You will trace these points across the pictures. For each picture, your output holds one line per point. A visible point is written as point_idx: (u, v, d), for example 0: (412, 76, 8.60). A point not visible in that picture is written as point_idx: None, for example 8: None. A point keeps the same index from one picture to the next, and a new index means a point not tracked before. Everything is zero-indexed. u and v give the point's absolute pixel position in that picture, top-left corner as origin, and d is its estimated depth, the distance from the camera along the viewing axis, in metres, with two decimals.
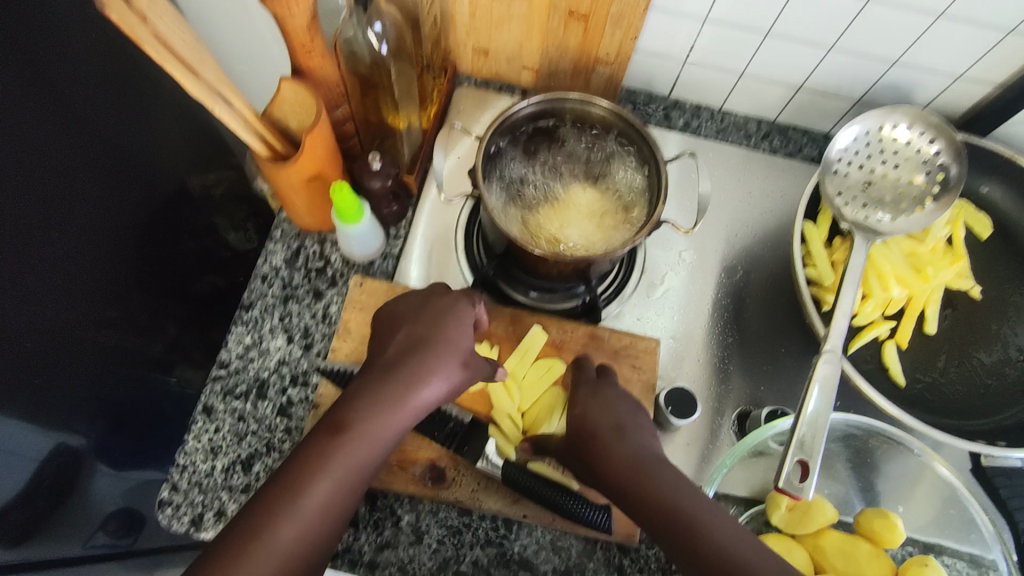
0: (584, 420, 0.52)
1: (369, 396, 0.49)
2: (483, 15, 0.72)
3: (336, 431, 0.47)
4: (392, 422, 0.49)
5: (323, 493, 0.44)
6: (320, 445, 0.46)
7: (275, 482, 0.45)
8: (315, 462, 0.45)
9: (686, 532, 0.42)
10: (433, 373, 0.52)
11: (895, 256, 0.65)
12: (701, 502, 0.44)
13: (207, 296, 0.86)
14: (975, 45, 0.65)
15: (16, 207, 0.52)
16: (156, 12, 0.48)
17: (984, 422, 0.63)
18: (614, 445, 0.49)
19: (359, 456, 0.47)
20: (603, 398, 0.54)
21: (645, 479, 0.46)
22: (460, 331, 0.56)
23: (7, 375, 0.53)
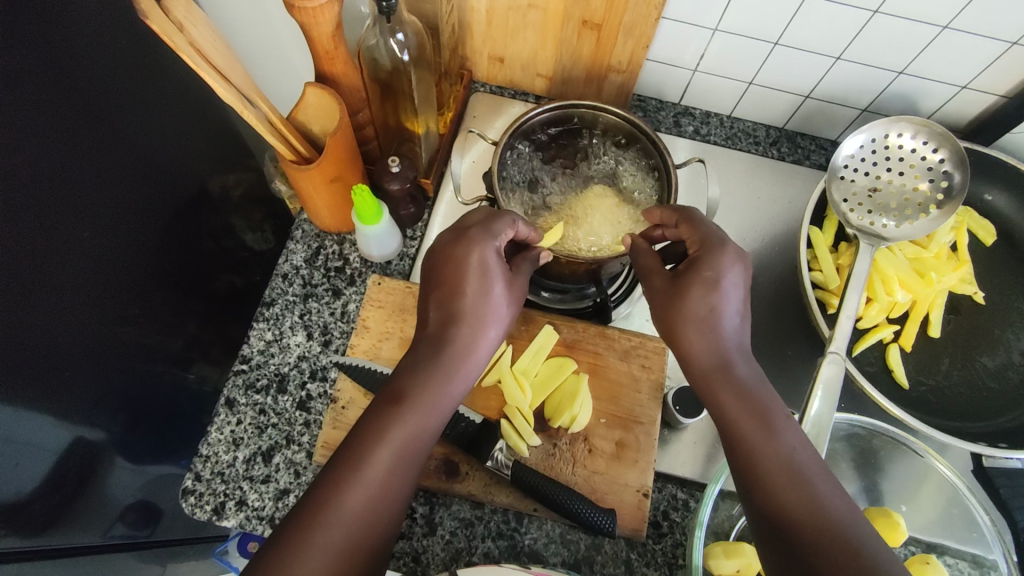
0: (679, 299, 0.52)
1: (421, 368, 0.51)
2: (500, 24, 0.74)
3: (387, 411, 0.48)
4: (447, 391, 0.51)
5: (390, 459, 0.46)
6: (380, 416, 0.48)
7: (341, 456, 0.46)
8: (378, 432, 0.47)
9: (761, 426, 0.47)
10: (484, 332, 0.53)
11: (900, 261, 0.67)
12: (778, 406, 0.49)
13: (225, 294, 0.88)
14: (979, 56, 0.67)
15: (43, 209, 0.55)
16: (191, 21, 0.51)
17: (987, 423, 0.64)
18: (704, 332, 0.51)
19: (423, 427, 0.49)
20: (710, 283, 0.51)
21: (727, 378, 0.50)
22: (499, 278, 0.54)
23: (32, 370, 0.55)
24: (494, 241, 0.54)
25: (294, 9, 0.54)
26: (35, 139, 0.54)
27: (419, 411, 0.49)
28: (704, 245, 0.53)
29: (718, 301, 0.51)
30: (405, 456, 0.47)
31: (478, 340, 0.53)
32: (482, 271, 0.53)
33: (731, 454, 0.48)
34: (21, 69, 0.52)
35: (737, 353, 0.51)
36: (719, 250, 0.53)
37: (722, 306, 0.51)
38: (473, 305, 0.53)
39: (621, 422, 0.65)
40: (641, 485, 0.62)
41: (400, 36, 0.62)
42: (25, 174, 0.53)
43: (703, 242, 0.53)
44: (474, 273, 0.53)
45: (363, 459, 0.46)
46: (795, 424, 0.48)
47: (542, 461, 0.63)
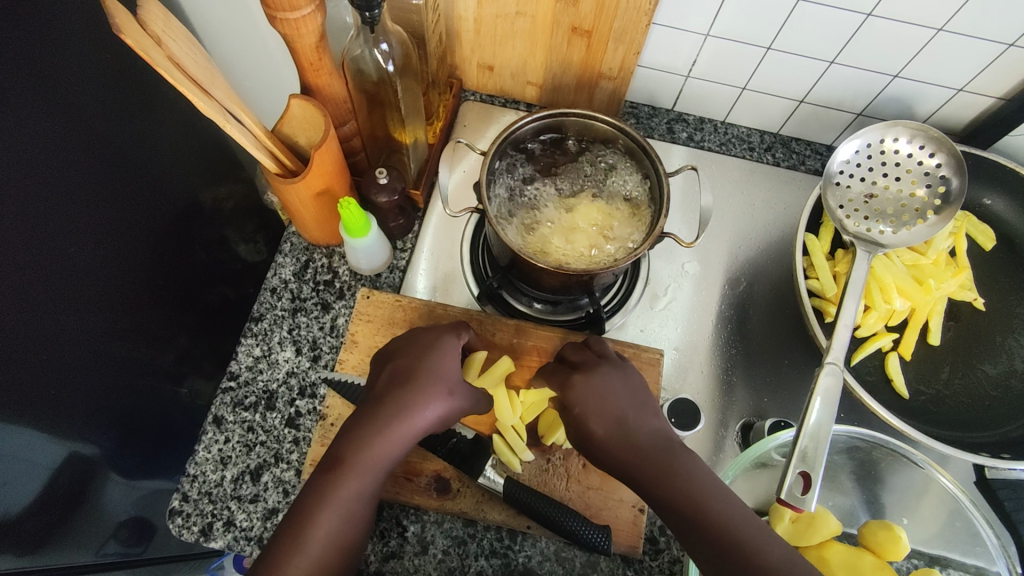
0: (586, 429, 0.54)
1: (365, 424, 0.51)
2: (489, 32, 0.73)
3: (330, 478, 0.48)
4: (386, 451, 0.50)
5: (333, 523, 0.47)
6: (321, 484, 0.48)
7: (282, 529, 0.47)
8: (318, 499, 0.47)
9: (695, 506, 0.47)
10: (426, 397, 0.53)
11: (897, 268, 0.65)
12: (707, 484, 0.48)
13: (217, 307, 0.87)
14: (975, 58, 0.66)
15: (31, 224, 0.54)
16: (170, 35, 0.50)
17: (990, 433, 0.62)
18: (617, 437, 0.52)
19: (364, 493, 0.49)
20: (598, 385, 0.55)
21: (668, 462, 0.50)
22: (451, 363, 0.56)
23: (24, 387, 0.54)
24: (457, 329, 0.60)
25: (275, 20, 0.53)
26: (20, 152, 0.52)
27: (358, 473, 0.49)
28: (585, 363, 0.58)
29: (616, 411, 0.54)
30: (345, 518, 0.48)
31: (423, 402, 0.52)
32: (429, 346, 0.57)
33: (678, 531, 0.47)
34: (9, 81, 0.51)
35: (666, 448, 0.51)
36: (597, 365, 0.58)
37: (612, 402, 0.54)
38: (424, 378, 0.54)
39: None
40: (636, 501, 0.61)
41: (385, 46, 0.61)
42: (12, 188, 0.52)
43: (584, 363, 0.58)
44: (432, 347, 0.57)
45: (305, 529, 0.46)
46: (727, 495, 0.48)
47: (534, 477, 0.62)
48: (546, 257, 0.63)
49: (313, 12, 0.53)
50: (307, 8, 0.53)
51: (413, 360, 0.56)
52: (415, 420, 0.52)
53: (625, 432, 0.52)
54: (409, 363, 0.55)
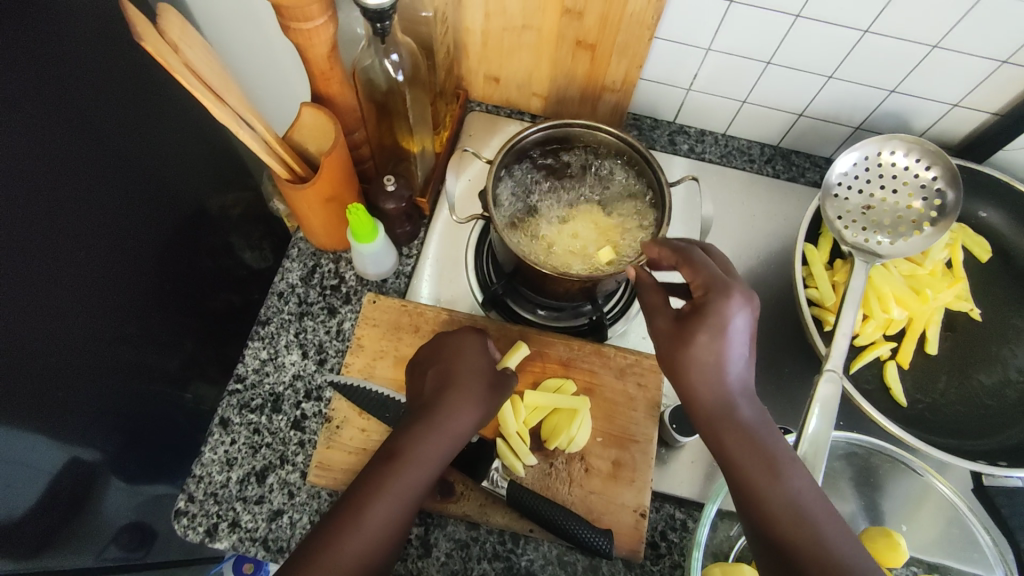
0: (692, 379, 0.49)
1: (415, 425, 0.54)
2: (495, 45, 0.75)
3: (377, 478, 0.50)
4: (434, 448, 0.52)
5: (385, 513, 0.49)
6: (377, 473, 0.50)
7: (340, 509, 0.48)
8: (375, 488, 0.49)
9: (768, 471, 0.46)
10: (462, 404, 0.55)
11: (895, 278, 0.67)
12: (784, 450, 0.47)
13: (221, 312, 0.88)
14: (970, 74, 0.67)
15: (39, 230, 0.55)
16: (188, 43, 0.52)
17: (986, 442, 0.63)
18: (708, 378, 0.48)
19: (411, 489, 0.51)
20: (723, 319, 0.48)
21: (733, 423, 0.48)
22: (475, 361, 0.59)
23: (30, 387, 0.55)
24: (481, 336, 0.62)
25: (290, 30, 0.55)
26: (32, 157, 0.54)
27: (413, 465, 0.51)
28: (709, 289, 0.50)
29: (724, 347, 0.48)
30: (403, 505, 0.50)
31: (460, 405, 0.55)
32: (460, 350, 0.60)
33: (738, 498, 0.47)
34: (22, 89, 0.53)
35: (742, 396, 0.49)
36: (725, 295, 0.49)
37: (728, 351, 0.48)
38: (465, 380, 0.57)
39: (618, 441, 0.64)
40: (638, 506, 0.62)
41: (395, 57, 0.62)
42: (21, 192, 0.53)
43: (707, 287, 0.50)
44: (463, 352, 0.60)
45: (360, 516, 0.48)
46: (800, 466, 0.47)
47: (538, 480, 0.62)
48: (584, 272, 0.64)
49: (325, 23, 0.55)
50: (320, 19, 0.54)
51: (446, 366, 0.58)
52: (460, 422, 0.55)
53: (724, 381, 0.49)
54: (443, 372, 0.58)
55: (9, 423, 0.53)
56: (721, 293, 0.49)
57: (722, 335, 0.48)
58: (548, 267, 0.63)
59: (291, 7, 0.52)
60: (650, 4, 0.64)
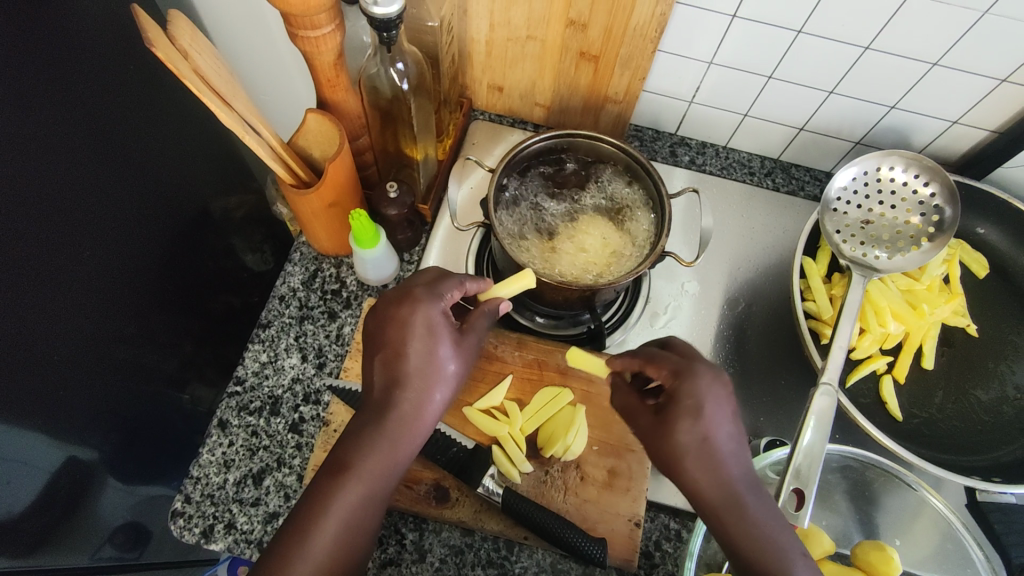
0: (682, 458, 0.47)
1: (361, 435, 0.49)
2: (500, 54, 0.76)
3: (321, 501, 0.46)
4: (391, 454, 0.49)
5: (333, 534, 0.45)
6: (322, 492, 0.47)
7: (283, 535, 0.46)
8: (315, 513, 0.46)
9: (777, 572, 0.43)
10: (425, 399, 0.51)
11: (892, 293, 0.67)
12: (793, 546, 0.45)
13: (221, 314, 0.89)
14: (969, 92, 0.68)
15: (44, 230, 0.56)
16: (196, 49, 0.53)
17: (981, 458, 0.63)
18: (705, 465, 0.46)
19: (366, 506, 0.47)
20: (712, 398, 0.48)
21: (740, 514, 0.46)
22: (437, 340, 0.52)
23: (30, 386, 0.55)
24: (439, 303, 0.54)
25: (297, 37, 0.55)
26: (37, 157, 0.55)
27: (364, 479, 0.48)
28: (678, 376, 0.49)
29: (709, 429, 0.47)
30: (353, 524, 0.46)
31: (424, 401, 0.51)
32: (422, 327, 0.52)
33: None
34: (27, 91, 0.54)
35: (745, 486, 0.47)
36: (692, 376, 0.49)
37: (712, 433, 0.47)
38: (418, 373, 0.51)
39: (614, 450, 0.64)
40: (633, 515, 0.62)
41: (401, 65, 0.63)
42: (25, 192, 0.53)
43: (676, 374, 0.49)
44: (419, 331, 0.52)
45: (304, 539, 0.45)
46: (808, 562, 0.45)
47: (533, 488, 0.62)
48: (597, 280, 0.64)
49: (333, 31, 0.56)
50: (327, 27, 0.55)
51: (400, 347, 0.51)
52: (426, 416, 0.51)
53: (716, 461, 0.47)
54: (397, 354, 0.51)
55: (7, 422, 0.53)
56: (687, 377, 0.49)
57: (702, 416, 0.47)
58: (566, 277, 0.65)
59: (301, 15, 0.53)
60: (653, 17, 0.65)
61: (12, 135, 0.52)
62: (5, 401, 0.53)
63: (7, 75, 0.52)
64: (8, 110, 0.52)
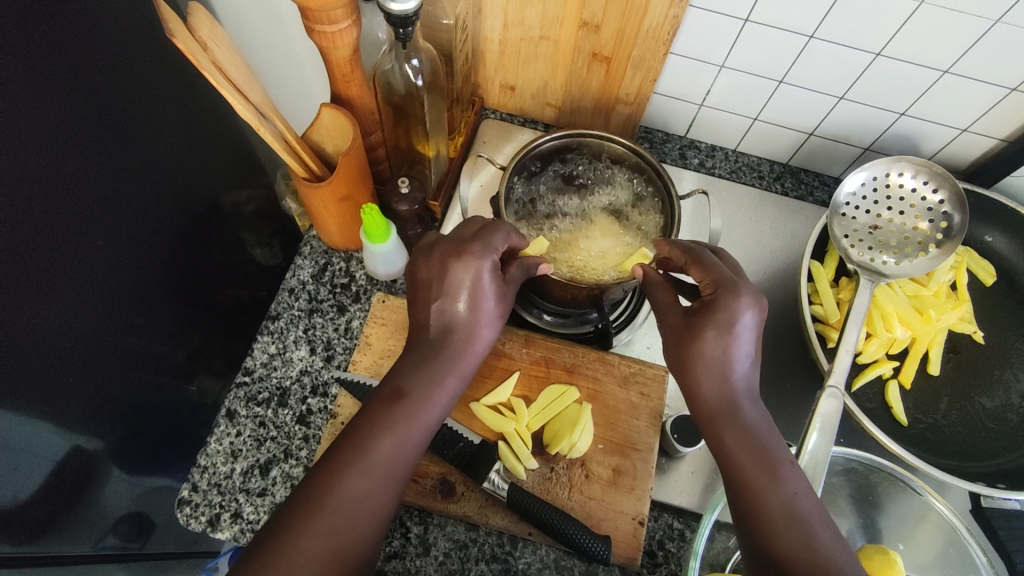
0: (697, 373, 0.52)
1: (420, 365, 0.55)
2: (512, 54, 0.76)
3: (376, 423, 0.51)
4: (442, 385, 0.54)
5: (386, 452, 0.50)
6: (378, 414, 0.52)
7: (336, 453, 0.50)
8: (380, 424, 0.51)
9: (767, 472, 0.49)
10: (471, 337, 0.56)
11: (900, 298, 0.67)
12: (783, 453, 0.50)
13: (229, 307, 0.89)
14: (979, 100, 0.68)
15: (57, 219, 0.56)
16: (215, 41, 0.53)
17: (985, 464, 0.64)
18: (717, 375, 0.52)
19: (413, 431, 0.52)
20: (734, 318, 0.51)
21: (735, 420, 0.51)
22: (491, 291, 0.56)
23: (37, 373, 0.56)
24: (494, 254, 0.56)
25: (314, 32, 0.56)
26: (52, 147, 0.55)
27: (417, 402, 0.53)
28: (719, 288, 0.53)
29: (729, 345, 0.51)
30: (397, 451, 0.51)
31: (473, 340, 0.56)
32: (476, 280, 0.55)
33: (730, 490, 0.50)
34: (45, 81, 0.54)
35: (744, 396, 0.52)
36: (734, 294, 0.52)
37: (735, 349, 0.52)
38: (469, 317, 0.56)
39: (619, 449, 0.64)
40: (636, 513, 0.62)
41: (416, 62, 0.63)
42: (39, 180, 0.54)
43: (717, 286, 0.53)
44: (473, 285, 0.55)
45: (361, 454, 0.49)
46: (798, 470, 0.50)
47: (538, 484, 0.62)
48: (648, 269, 0.64)
49: (349, 27, 0.57)
50: (344, 22, 0.56)
51: (456, 297, 0.55)
52: (469, 358, 0.56)
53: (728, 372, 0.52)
54: (450, 305, 0.55)
55: (14, 408, 0.54)
56: (729, 293, 0.52)
57: (732, 332, 0.51)
58: (617, 278, 0.64)
59: (319, 10, 0.53)
60: (666, 19, 0.66)
61: (27, 124, 0.52)
62: (13, 388, 0.54)
63: (27, 65, 0.52)
64: (25, 100, 0.52)
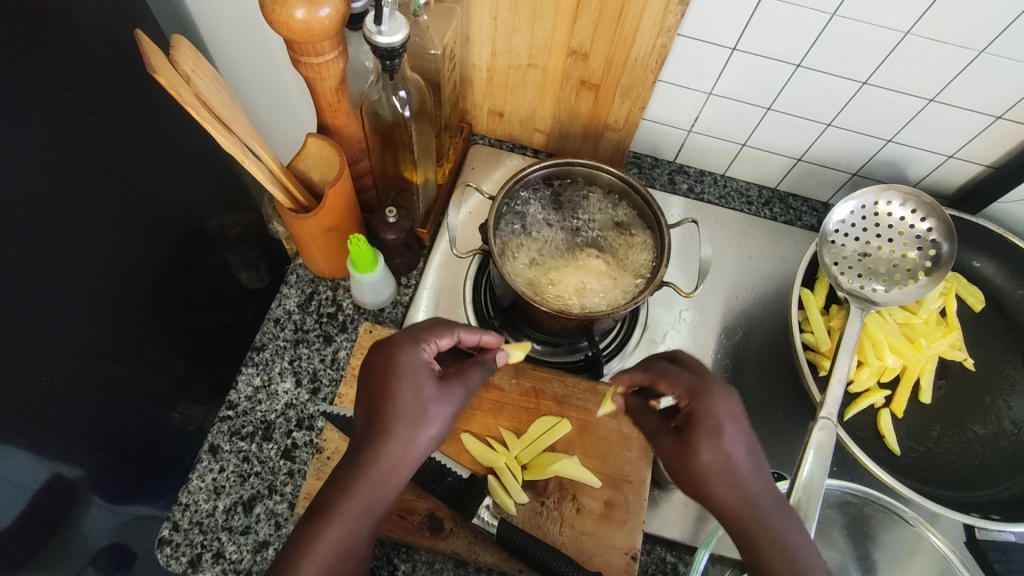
0: (713, 476, 0.47)
1: (349, 468, 0.50)
2: (501, 81, 0.76)
3: (306, 538, 0.47)
4: (371, 492, 0.49)
5: (319, 569, 0.47)
6: (310, 526, 0.48)
7: (274, 569, 0.47)
8: (306, 542, 0.47)
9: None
10: (409, 433, 0.51)
11: (889, 325, 0.67)
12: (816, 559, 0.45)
13: (215, 331, 0.87)
14: (964, 128, 0.69)
15: (34, 245, 0.55)
16: (198, 74, 0.53)
17: (979, 495, 0.63)
18: (727, 481, 0.47)
19: (347, 541, 0.48)
20: (730, 415, 0.49)
21: (764, 525, 0.46)
22: (417, 384, 0.52)
23: (17, 403, 0.54)
24: (415, 350, 0.54)
25: (299, 63, 0.56)
26: (31, 167, 0.54)
27: (350, 511, 0.49)
28: (692, 396, 0.50)
29: (724, 443, 0.47)
30: (331, 570, 0.47)
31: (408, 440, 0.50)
32: (400, 376, 0.52)
33: None
34: (23, 100, 0.53)
35: (766, 497, 0.47)
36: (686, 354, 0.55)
37: (733, 450, 0.48)
38: (400, 412, 0.51)
39: (610, 481, 0.63)
40: (629, 548, 0.61)
41: (403, 93, 0.63)
42: (19, 204, 0.53)
43: (690, 394, 0.50)
44: (396, 383, 0.52)
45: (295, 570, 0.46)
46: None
47: (528, 519, 0.61)
48: (636, 287, 0.65)
49: (336, 58, 0.56)
50: (331, 54, 0.55)
51: (383, 396, 0.52)
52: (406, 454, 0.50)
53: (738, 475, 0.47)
54: (377, 403, 0.52)
55: None
56: (702, 396, 0.49)
57: (723, 435, 0.47)
58: (611, 305, 0.65)
59: (304, 42, 0.53)
60: (654, 48, 0.66)
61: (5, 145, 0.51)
62: None
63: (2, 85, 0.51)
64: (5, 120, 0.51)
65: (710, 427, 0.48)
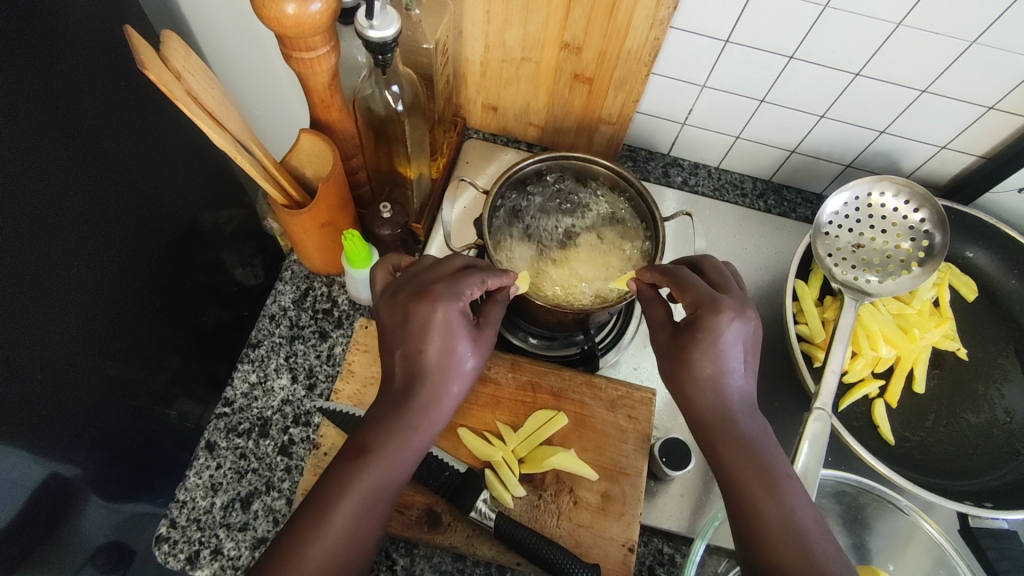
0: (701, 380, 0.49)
1: (386, 419, 0.50)
2: (494, 74, 0.76)
3: (336, 487, 0.47)
4: (408, 443, 0.50)
5: (350, 517, 0.47)
6: (343, 470, 0.48)
7: (303, 514, 0.47)
8: (340, 489, 0.47)
9: (766, 487, 0.47)
10: (446, 384, 0.51)
11: (884, 317, 0.68)
12: (781, 466, 0.48)
13: (211, 328, 0.87)
14: (957, 119, 0.69)
15: (29, 244, 0.54)
16: (189, 70, 0.53)
17: (973, 483, 0.64)
18: (712, 389, 0.49)
19: (381, 493, 0.48)
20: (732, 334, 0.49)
21: (732, 433, 0.49)
22: (456, 336, 0.51)
23: (14, 401, 0.54)
24: (456, 302, 0.52)
25: (291, 58, 0.55)
26: (24, 165, 0.54)
27: (385, 459, 0.49)
28: (697, 306, 0.50)
29: (719, 359, 0.49)
30: (357, 524, 0.47)
31: (443, 394, 0.51)
32: (440, 331, 0.51)
33: (731, 507, 0.48)
34: (14, 97, 0.53)
35: (740, 410, 0.50)
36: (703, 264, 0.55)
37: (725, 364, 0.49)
38: (437, 363, 0.51)
39: (607, 474, 0.63)
40: (626, 540, 0.61)
41: (396, 88, 0.63)
42: (14, 202, 0.52)
43: (695, 305, 0.50)
44: (435, 333, 0.51)
45: (324, 520, 0.46)
46: (797, 484, 0.48)
47: (525, 512, 0.61)
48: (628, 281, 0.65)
49: (328, 52, 0.56)
50: (323, 49, 0.55)
51: (420, 344, 0.51)
52: (440, 406, 0.51)
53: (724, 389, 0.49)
54: (416, 352, 0.51)
55: None
56: (710, 309, 0.49)
57: (716, 346, 0.49)
58: (603, 298, 0.65)
59: (295, 37, 0.53)
60: (647, 40, 0.66)
61: None
62: None
63: None
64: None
65: (702, 336, 0.49)
